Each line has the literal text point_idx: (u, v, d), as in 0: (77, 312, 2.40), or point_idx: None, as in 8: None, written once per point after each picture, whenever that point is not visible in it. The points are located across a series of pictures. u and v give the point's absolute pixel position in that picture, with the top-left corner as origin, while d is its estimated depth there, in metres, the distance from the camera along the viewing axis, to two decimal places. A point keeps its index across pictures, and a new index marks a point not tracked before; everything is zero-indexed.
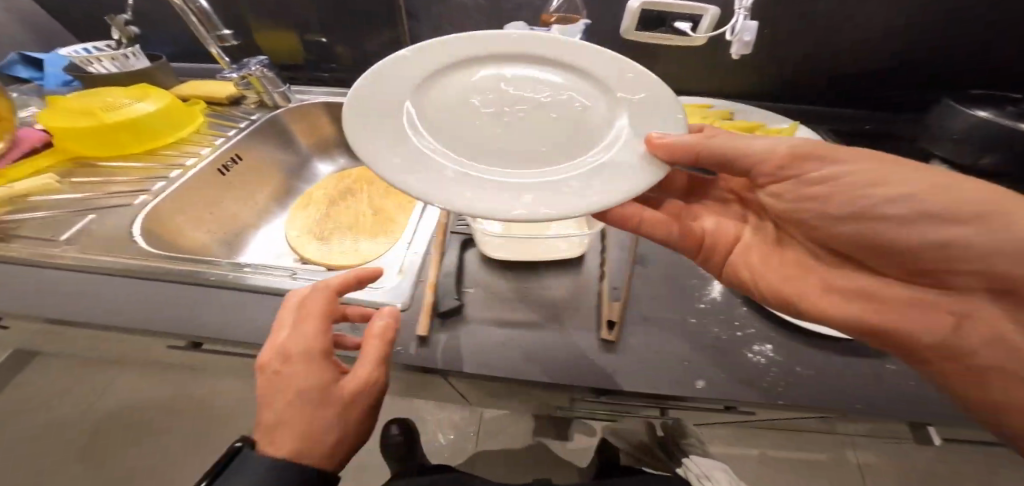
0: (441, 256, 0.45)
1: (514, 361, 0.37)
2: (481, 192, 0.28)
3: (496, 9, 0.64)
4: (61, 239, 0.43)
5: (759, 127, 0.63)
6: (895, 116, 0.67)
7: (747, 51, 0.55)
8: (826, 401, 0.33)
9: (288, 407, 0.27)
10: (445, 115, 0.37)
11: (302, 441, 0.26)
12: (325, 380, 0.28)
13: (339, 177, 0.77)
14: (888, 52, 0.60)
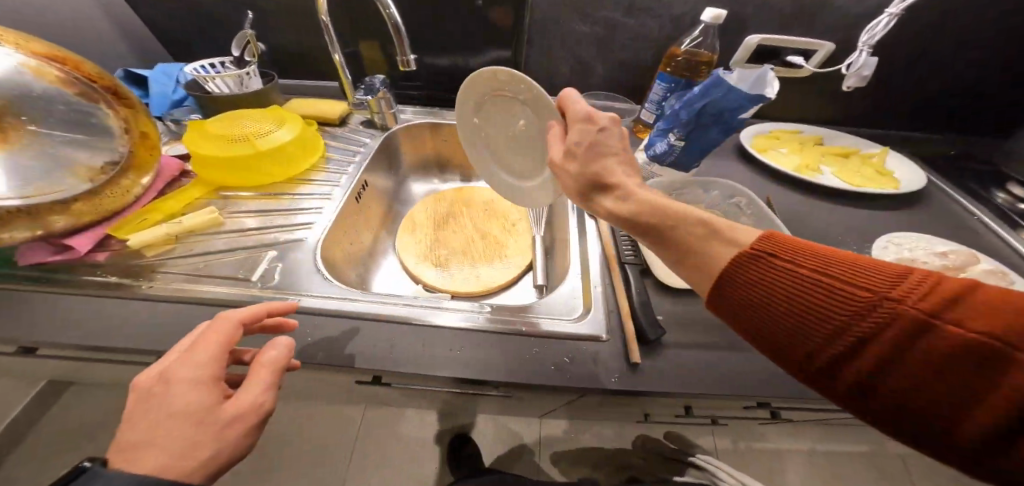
0: (623, 288, 0.47)
1: (731, 385, 0.39)
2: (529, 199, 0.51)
3: (611, 35, 0.66)
4: (253, 279, 0.42)
5: (853, 153, 0.68)
6: (956, 139, 0.74)
7: (861, 83, 0.60)
8: None
9: (160, 418, 0.23)
10: (488, 135, 0.50)
11: (176, 463, 0.22)
12: (209, 395, 0.25)
13: (436, 199, 0.76)
14: (963, 86, 0.67)
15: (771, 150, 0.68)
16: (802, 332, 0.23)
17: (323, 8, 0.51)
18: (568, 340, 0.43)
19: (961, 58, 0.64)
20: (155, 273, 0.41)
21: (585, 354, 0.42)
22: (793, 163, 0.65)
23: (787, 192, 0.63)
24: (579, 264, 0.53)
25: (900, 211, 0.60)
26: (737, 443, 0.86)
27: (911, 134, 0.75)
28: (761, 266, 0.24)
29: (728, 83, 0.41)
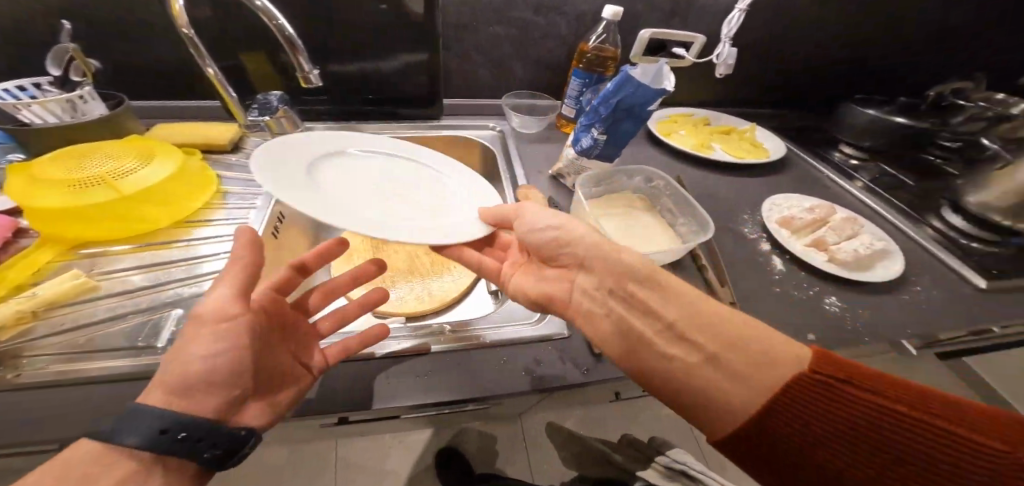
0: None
1: None
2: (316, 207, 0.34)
3: (526, 37, 0.67)
4: (160, 345, 0.34)
5: (733, 130, 0.80)
6: (804, 112, 0.92)
7: (728, 71, 0.69)
8: (881, 328, 0.50)
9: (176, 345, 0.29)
10: (336, 179, 0.44)
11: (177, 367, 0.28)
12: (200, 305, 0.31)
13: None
14: (800, 70, 0.84)
15: (674, 134, 0.77)
16: (836, 459, 0.26)
17: (181, 18, 0.40)
18: (536, 343, 0.43)
19: (797, 46, 0.79)
20: (22, 359, 0.31)
21: (552, 352, 0.42)
22: (691, 143, 0.75)
23: (693, 171, 0.72)
24: None
25: (778, 175, 0.73)
26: None
27: (775, 111, 0.91)
28: (822, 390, 0.26)
29: (639, 80, 0.45)
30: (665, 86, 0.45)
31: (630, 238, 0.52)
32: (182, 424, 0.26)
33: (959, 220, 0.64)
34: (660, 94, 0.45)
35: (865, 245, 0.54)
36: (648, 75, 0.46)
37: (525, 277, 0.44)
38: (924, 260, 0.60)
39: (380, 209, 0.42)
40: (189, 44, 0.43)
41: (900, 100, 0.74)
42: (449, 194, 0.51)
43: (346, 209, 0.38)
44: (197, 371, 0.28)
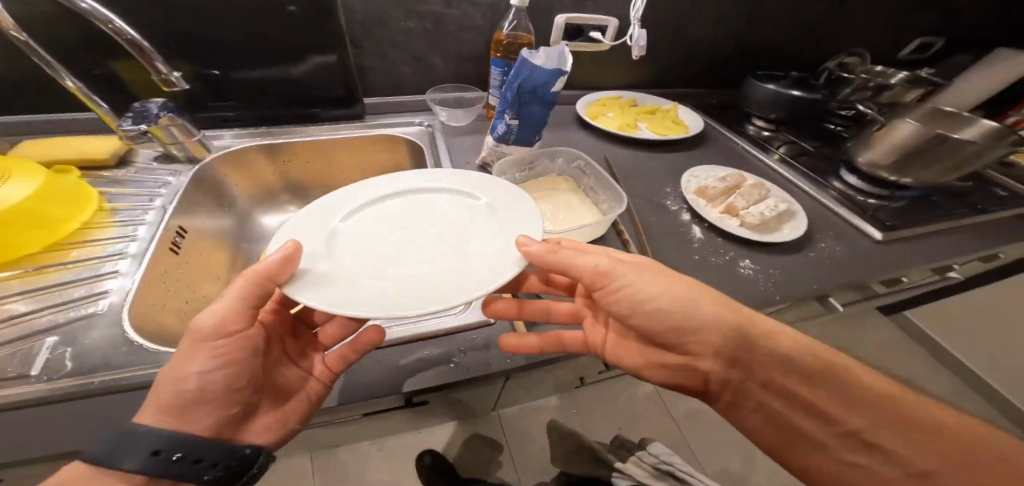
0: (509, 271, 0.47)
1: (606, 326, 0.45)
2: (370, 300, 0.30)
3: (442, 29, 0.66)
4: (33, 373, 0.31)
5: (657, 109, 0.88)
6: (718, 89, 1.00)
7: (641, 52, 0.72)
8: (792, 285, 0.54)
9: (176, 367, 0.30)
10: (366, 242, 0.39)
11: (178, 391, 0.29)
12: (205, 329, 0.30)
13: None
14: (712, 50, 0.89)
15: (600, 116, 0.81)
16: None
17: (7, 20, 0.36)
18: (461, 331, 0.40)
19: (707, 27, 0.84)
20: None
21: (479, 340, 0.40)
22: (618, 123, 0.80)
23: (620, 153, 0.74)
24: None
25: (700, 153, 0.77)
26: None
27: (697, 92, 0.96)
28: None
29: (534, 62, 0.45)
30: (563, 68, 0.46)
31: (558, 217, 0.53)
32: (178, 444, 0.27)
33: (856, 180, 0.71)
34: (557, 75, 0.45)
35: (769, 208, 0.59)
36: (546, 59, 0.47)
37: (654, 367, 0.41)
38: (828, 220, 0.66)
39: (415, 262, 0.37)
40: (28, 50, 0.39)
41: (795, 74, 0.81)
42: (476, 222, 0.43)
43: (353, 285, 0.32)
44: (193, 396, 0.29)
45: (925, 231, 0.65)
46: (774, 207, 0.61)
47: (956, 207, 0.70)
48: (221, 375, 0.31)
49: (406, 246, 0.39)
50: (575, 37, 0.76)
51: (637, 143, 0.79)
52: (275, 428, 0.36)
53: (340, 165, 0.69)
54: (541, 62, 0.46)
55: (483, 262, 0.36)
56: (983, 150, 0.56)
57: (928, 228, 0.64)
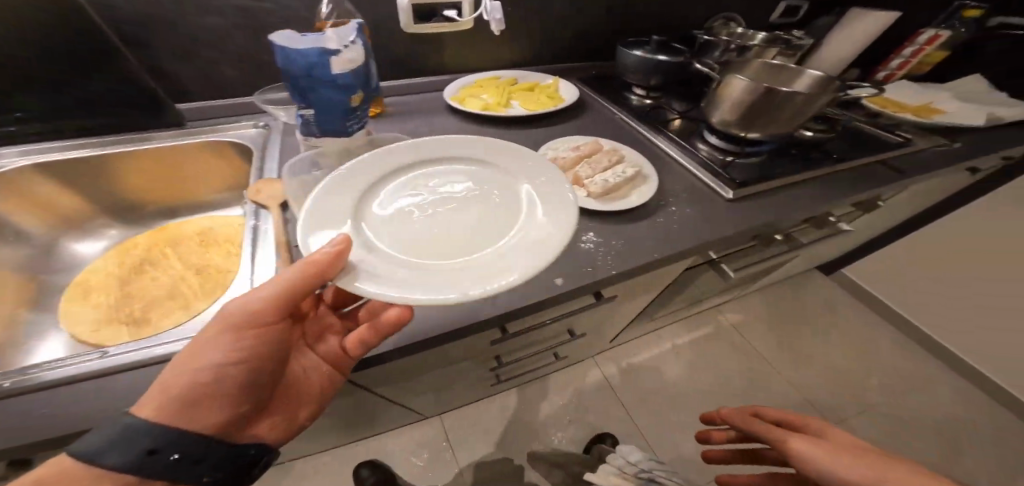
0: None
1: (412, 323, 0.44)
2: (411, 278, 0.33)
3: (254, 23, 0.61)
4: None
5: (535, 85, 0.86)
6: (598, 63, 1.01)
7: (502, 25, 0.74)
8: (634, 255, 0.53)
9: (194, 357, 0.31)
10: (397, 219, 0.42)
11: (195, 380, 0.31)
12: (234, 324, 0.33)
13: (122, 250, 0.66)
14: (583, 18, 0.91)
15: (468, 97, 0.79)
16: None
17: None
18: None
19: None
20: None
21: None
22: (486, 104, 0.78)
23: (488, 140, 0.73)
24: (255, 258, 0.47)
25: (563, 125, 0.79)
26: (575, 349, 1.05)
27: (575, 63, 0.99)
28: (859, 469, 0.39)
29: (283, 45, 0.41)
30: (338, 48, 0.42)
31: None
32: (173, 445, 0.29)
33: (717, 139, 0.72)
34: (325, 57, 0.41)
35: (614, 175, 0.58)
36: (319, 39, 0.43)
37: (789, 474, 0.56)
38: (688, 183, 0.66)
39: (447, 239, 0.40)
40: None
41: (658, 37, 0.83)
42: (508, 200, 0.45)
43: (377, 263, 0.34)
44: (202, 388, 0.31)
45: (774, 185, 0.66)
46: (619, 173, 0.60)
47: (814, 159, 0.71)
48: (232, 371, 0.33)
49: (433, 223, 0.42)
50: (429, 21, 0.73)
51: (509, 126, 0.78)
52: (273, 423, 0.40)
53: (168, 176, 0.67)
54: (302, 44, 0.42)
55: (517, 240, 0.38)
56: (807, 101, 0.58)
57: (777, 182, 0.66)
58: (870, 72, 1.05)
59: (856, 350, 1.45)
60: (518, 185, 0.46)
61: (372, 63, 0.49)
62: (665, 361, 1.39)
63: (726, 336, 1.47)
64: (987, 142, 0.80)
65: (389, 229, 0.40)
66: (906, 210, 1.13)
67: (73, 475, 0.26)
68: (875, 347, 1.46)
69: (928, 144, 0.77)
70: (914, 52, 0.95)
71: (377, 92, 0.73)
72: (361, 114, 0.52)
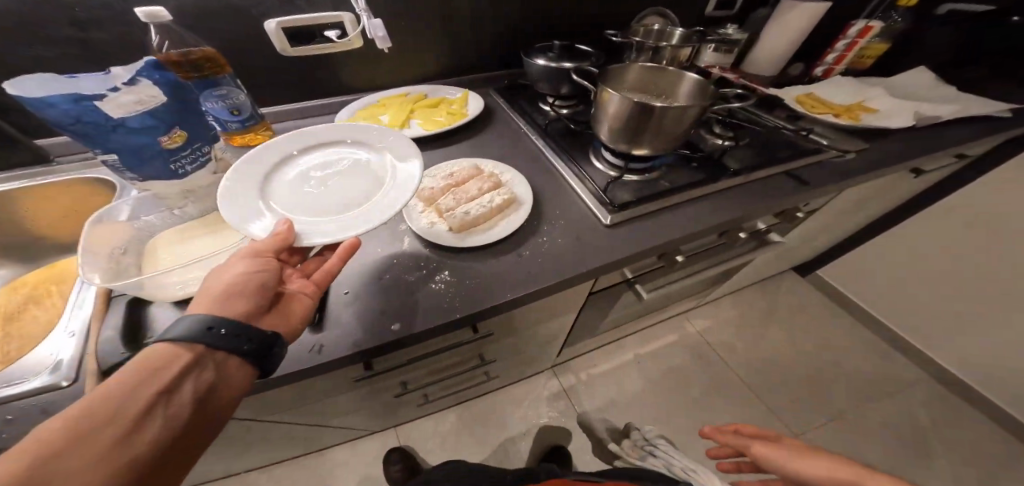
0: (98, 326, 0.44)
1: None
2: (328, 231, 0.42)
3: (98, 53, 0.61)
4: None
5: (441, 101, 0.83)
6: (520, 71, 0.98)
7: (389, 43, 0.68)
8: (486, 295, 0.49)
9: (219, 277, 0.37)
10: (287, 195, 0.47)
11: (220, 289, 0.36)
12: (242, 250, 0.39)
13: (10, 289, 0.61)
14: (493, 27, 0.87)
15: (359, 120, 0.76)
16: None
17: None
18: (13, 401, 0.39)
19: (458, 10, 0.81)
20: None
21: (32, 409, 0.39)
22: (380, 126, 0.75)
23: None
24: (79, 309, 0.47)
25: (457, 142, 0.76)
26: (510, 369, 1.01)
27: (492, 72, 0.96)
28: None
29: (28, 91, 0.38)
30: (105, 93, 0.42)
31: (194, 253, 0.50)
32: (223, 322, 0.33)
33: (611, 156, 0.69)
34: (87, 105, 0.41)
35: (478, 207, 0.55)
36: (90, 88, 0.42)
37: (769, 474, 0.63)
38: (572, 206, 0.62)
39: (340, 198, 0.47)
40: None
41: (560, 44, 0.79)
42: (374, 159, 0.53)
43: (309, 225, 0.43)
44: (228, 293, 0.36)
45: (664, 205, 0.62)
46: (484, 203, 0.56)
47: (712, 173, 0.67)
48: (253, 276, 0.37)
49: (321, 192, 0.48)
50: (309, 43, 0.70)
51: None
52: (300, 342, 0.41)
53: (71, 215, 0.67)
54: (61, 88, 0.40)
55: (400, 179, 0.48)
56: (680, 114, 0.55)
57: (665, 203, 0.62)
58: (812, 67, 1.05)
59: (827, 355, 1.41)
60: (378, 147, 0.54)
61: (180, 100, 0.48)
62: (629, 372, 1.35)
63: (692, 343, 1.43)
64: (910, 148, 0.77)
65: (281, 204, 0.46)
66: (859, 211, 1.07)
67: (164, 352, 0.32)
68: (848, 351, 1.41)
69: (833, 153, 0.73)
70: (848, 45, 0.95)
71: (260, 117, 0.70)
72: (193, 154, 0.51)
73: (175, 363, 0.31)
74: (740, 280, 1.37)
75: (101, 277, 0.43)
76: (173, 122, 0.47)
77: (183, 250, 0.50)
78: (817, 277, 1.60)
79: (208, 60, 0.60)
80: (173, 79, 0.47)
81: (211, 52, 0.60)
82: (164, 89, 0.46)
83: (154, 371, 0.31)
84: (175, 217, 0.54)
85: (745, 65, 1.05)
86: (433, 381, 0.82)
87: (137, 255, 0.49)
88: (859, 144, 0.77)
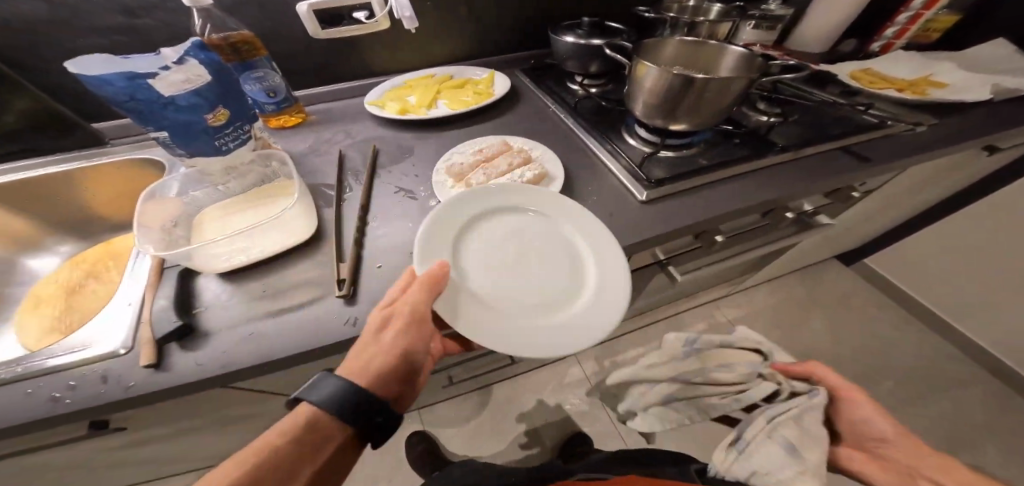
0: (153, 296, 0.47)
1: (258, 343, 0.42)
2: (522, 335, 0.41)
3: (143, 39, 0.64)
4: None
5: (467, 82, 0.82)
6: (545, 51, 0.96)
7: (415, 24, 0.69)
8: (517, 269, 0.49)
9: (369, 343, 0.37)
10: (473, 268, 0.45)
11: (373, 358, 0.37)
12: (391, 316, 0.38)
13: (73, 263, 0.65)
14: (519, 5, 0.85)
15: (388, 100, 0.77)
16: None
17: None
18: (77, 368, 0.41)
19: None
20: None
21: (94, 375, 0.40)
22: (408, 108, 0.75)
23: (406, 143, 0.70)
24: (133, 285, 0.50)
25: (484, 123, 0.76)
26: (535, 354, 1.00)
27: (517, 53, 0.94)
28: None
29: (85, 72, 0.41)
30: (157, 72, 0.43)
31: (234, 224, 0.52)
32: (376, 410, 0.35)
33: (645, 132, 0.66)
34: (140, 83, 0.42)
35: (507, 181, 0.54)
36: (143, 67, 0.44)
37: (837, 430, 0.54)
38: (604, 184, 0.60)
39: (525, 284, 0.46)
40: None
41: (589, 19, 0.76)
42: (559, 242, 0.50)
43: (501, 319, 0.42)
44: (378, 366, 0.37)
45: (703, 182, 0.59)
46: (515, 178, 0.55)
47: (757, 149, 0.63)
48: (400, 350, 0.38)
49: (506, 270, 0.46)
50: (339, 25, 0.71)
51: (434, 127, 0.75)
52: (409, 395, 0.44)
53: (118, 192, 0.71)
54: (117, 68, 0.43)
55: (592, 289, 0.46)
56: (725, 85, 0.52)
57: (705, 179, 0.59)
58: (866, 43, 0.96)
59: (876, 352, 1.31)
60: (568, 231, 0.51)
61: (223, 80, 0.49)
62: None
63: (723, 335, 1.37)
64: (987, 124, 0.70)
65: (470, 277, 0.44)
66: (916, 195, 0.99)
67: (321, 429, 0.34)
68: (899, 349, 1.32)
69: (896, 128, 0.66)
70: (911, 17, 0.87)
71: (294, 99, 0.72)
72: (235, 132, 0.53)
73: (328, 445, 0.34)
74: (776, 270, 1.29)
75: (155, 247, 0.46)
76: (216, 101, 0.49)
77: (225, 224, 0.52)
78: (863, 266, 1.49)
79: (246, 43, 0.61)
80: (215, 60, 0.49)
81: (248, 35, 0.61)
82: (208, 69, 0.48)
83: (314, 450, 0.33)
84: (217, 193, 0.55)
85: (789, 40, 0.97)
86: (459, 362, 0.83)
87: (187, 228, 0.52)
88: (924, 119, 0.70)
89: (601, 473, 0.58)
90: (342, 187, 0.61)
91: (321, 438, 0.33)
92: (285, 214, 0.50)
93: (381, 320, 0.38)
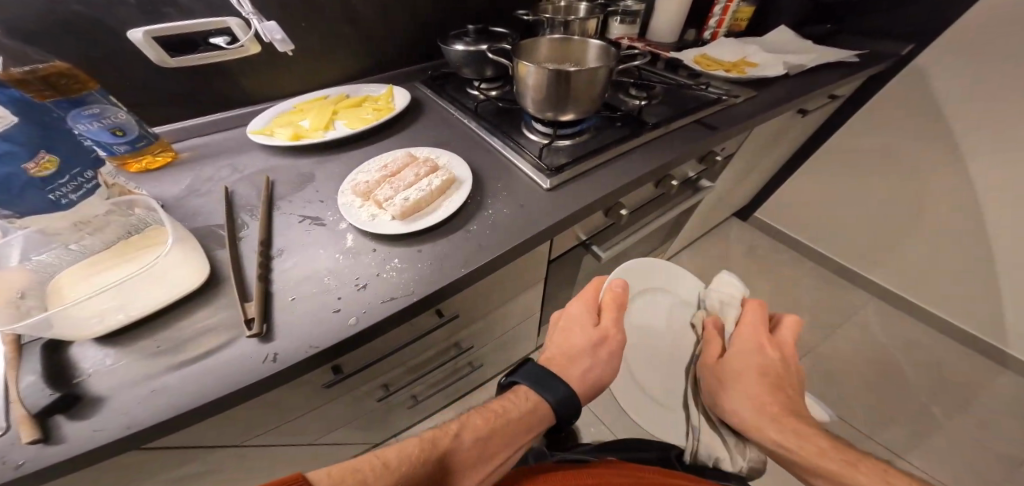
0: (16, 374, 0.39)
1: (171, 397, 0.38)
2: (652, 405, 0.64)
3: None
4: None
5: (364, 99, 0.80)
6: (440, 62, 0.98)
7: (289, 45, 0.66)
8: (442, 273, 0.50)
9: (568, 340, 0.54)
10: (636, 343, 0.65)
11: (574, 354, 0.52)
12: (587, 322, 0.54)
13: None
14: (402, 20, 0.86)
15: (276, 127, 0.72)
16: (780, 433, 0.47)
17: None
18: None
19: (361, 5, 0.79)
20: None
21: None
22: (302, 133, 0.71)
23: (305, 169, 0.66)
24: None
25: (389, 135, 0.75)
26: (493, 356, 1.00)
27: (412, 65, 0.95)
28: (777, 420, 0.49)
29: None
30: None
31: (97, 281, 0.44)
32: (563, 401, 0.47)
33: (542, 127, 0.72)
34: None
35: (413, 192, 0.55)
36: None
37: (730, 366, 0.55)
38: (513, 177, 0.64)
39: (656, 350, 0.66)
40: None
41: (472, 27, 0.80)
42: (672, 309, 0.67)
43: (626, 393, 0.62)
44: (569, 363, 0.51)
45: (598, 163, 0.66)
46: (423, 186, 0.56)
47: (635, 129, 0.72)
48: (588, 354, 0.52)
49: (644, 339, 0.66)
50: (194, 52, 0.64)
51: (333, 149, 0.71)
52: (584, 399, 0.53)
53: None
54: None
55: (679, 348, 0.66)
56: (592, 76, 0.59)
57: (599, 160, 0.66)
58: (701, 33, 1.16)
59: (774, 286, 1.58)
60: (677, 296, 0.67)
61: (34, 117, 0.44)
62: None
63: None
64: (793, 89, 0.89)
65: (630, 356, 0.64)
66: (770, 151, 1.22)
67: (533, 413, 0.46)
68: (788, 279, 1.61)
69: (731, 100, 0.82)
70: (723, 9, 1.08)
71: (155, 136, 0.64)
72: (75, 181, 0.45)
73: (534, 427, 0.46)
74: (688, 235, 1.48)
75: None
76: (36, 145, 0.43)
77: (92, 284, 0.43)
78: (756, 219, 1.81)
79: (64, 76, 0.52)
80: (17, 96, 0.43)
81: (64, 66, 0.53)
82: (11, 108, 0.42)
83: (527, 428, 0.45)
84: (72, 253, 0.45)
85: (650, 33, 1.13)
86: (417, 380, 0.80)
87: (38, 299, 0.41)
88: (749, 91, 0.87)
89: (573, 455, 0.63)
90: (236, 225, 0.56)
91: (526, 407, 0.46)
92: (163, 259, 0.44)
93: (597, 338, 0.52)
